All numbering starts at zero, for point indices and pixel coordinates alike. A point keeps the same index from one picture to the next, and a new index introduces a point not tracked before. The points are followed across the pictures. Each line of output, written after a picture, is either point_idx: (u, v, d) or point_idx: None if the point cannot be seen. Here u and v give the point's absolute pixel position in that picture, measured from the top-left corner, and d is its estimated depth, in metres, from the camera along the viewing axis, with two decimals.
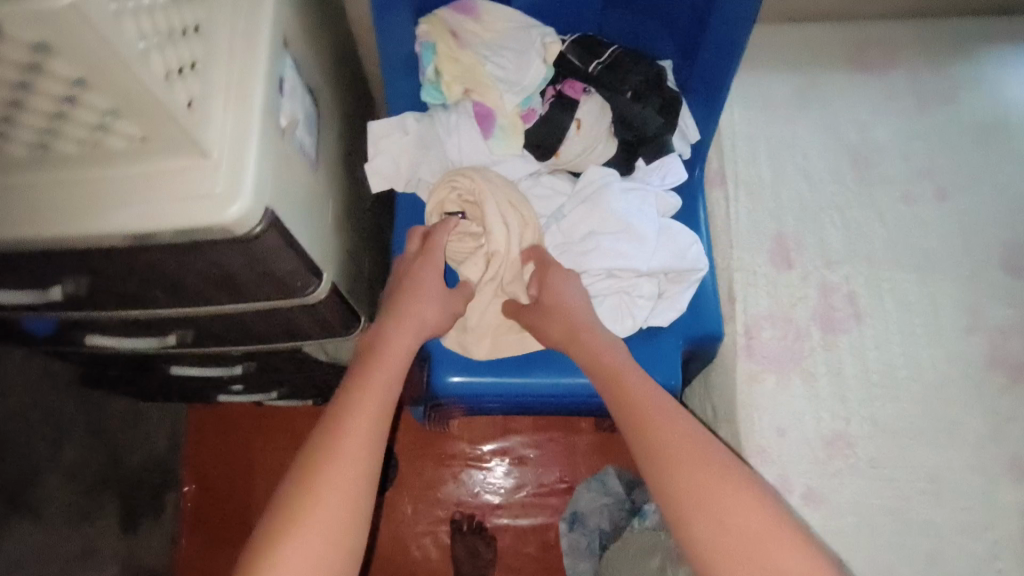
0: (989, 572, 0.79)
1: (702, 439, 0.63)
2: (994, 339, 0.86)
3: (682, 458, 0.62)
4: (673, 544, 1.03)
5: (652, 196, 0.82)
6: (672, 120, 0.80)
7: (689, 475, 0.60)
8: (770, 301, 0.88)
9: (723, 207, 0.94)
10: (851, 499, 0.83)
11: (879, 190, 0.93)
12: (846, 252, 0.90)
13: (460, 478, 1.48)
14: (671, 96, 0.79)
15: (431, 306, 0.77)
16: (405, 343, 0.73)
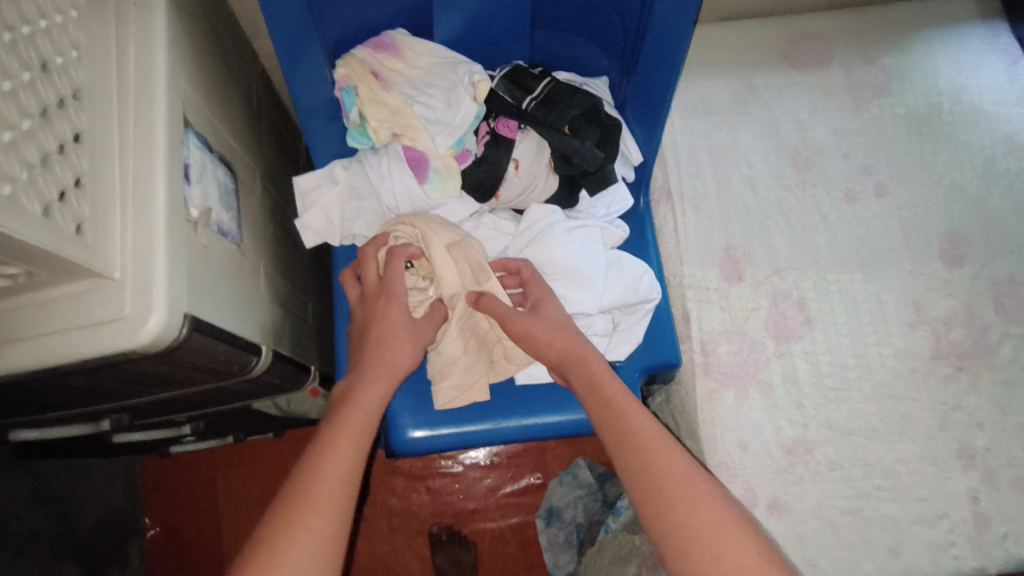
0: (946, 560, 0.80)
1: (691, 470, 0.61)
2: (939, 331, 0.88)
3: (664, 486, 0.59)
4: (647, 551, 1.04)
5: (598, 231, 0.80)
6: (612, 149, 0.78)
7: (689, 512, 0.57)
8: (724, 315, 0.87)
9: (672, 223, 0.92)
10: (814, 504, 0.82)
11: (820, 190, 0.94)
12: (793, 258, 0.90)
13: (434, 488, 1.45)
14: (609, 125, 0.77)
15: (404, 347, 0.73)
16: (377, 394, 0.69)
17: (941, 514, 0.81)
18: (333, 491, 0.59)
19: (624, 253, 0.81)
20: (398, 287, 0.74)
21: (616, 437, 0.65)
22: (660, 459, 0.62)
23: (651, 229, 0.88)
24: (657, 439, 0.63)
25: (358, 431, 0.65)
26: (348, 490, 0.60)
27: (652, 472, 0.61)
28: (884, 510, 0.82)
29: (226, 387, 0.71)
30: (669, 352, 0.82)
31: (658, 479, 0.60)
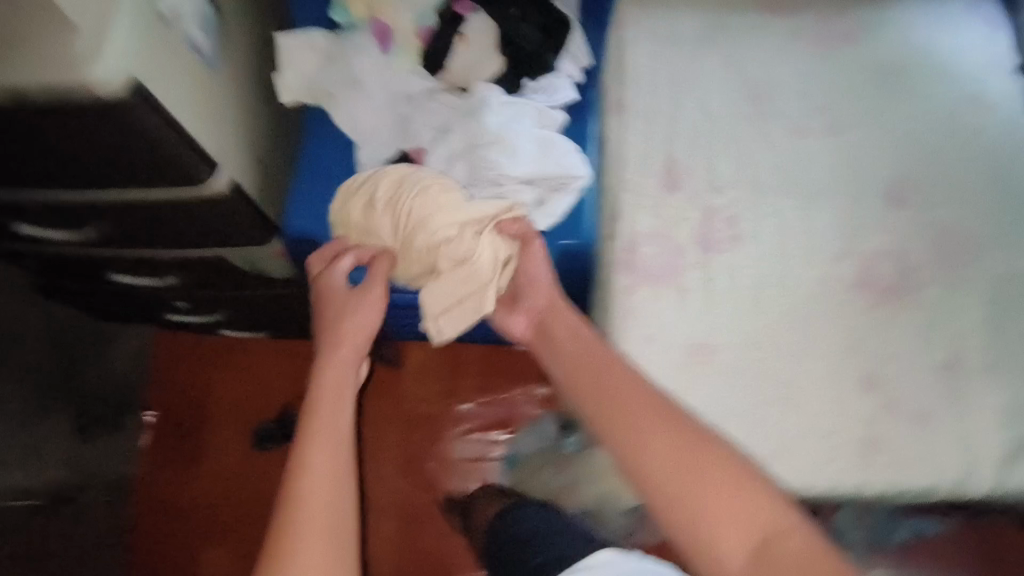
0: (824, 473, 0.82)
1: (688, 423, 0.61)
2: (867, 265, 0.89)
3: (650, 453, 0.59)
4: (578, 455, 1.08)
5: (534, 110, 0.85)
6: (552, 42, 0.88)
7: (684, 472, 0.57)
8: (652, 220, 0.92)
9: (619, 132, 0.97)
10: (704, 401, 0.85)
11: (772, 123, 0.96)
12: (732, 179, 0.93)
13: (400, 420, 1.35)
14: (553, 21, 0.88)
15: (375, 294, 0.73)
16: (359, 333, 0.70)
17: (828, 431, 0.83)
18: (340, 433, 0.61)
19: (556, 133, 0.86)
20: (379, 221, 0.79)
21: (609, 406, 0.63)
22: (658, 427, 0.60)
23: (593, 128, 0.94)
24: (659, 404, 0.62)
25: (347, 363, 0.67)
26: (345, 429, 0.62)
27: (630, 420, 0.61)
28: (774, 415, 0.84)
29: (183, 199, 0.77)
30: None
31: (658, 447, 0.59)
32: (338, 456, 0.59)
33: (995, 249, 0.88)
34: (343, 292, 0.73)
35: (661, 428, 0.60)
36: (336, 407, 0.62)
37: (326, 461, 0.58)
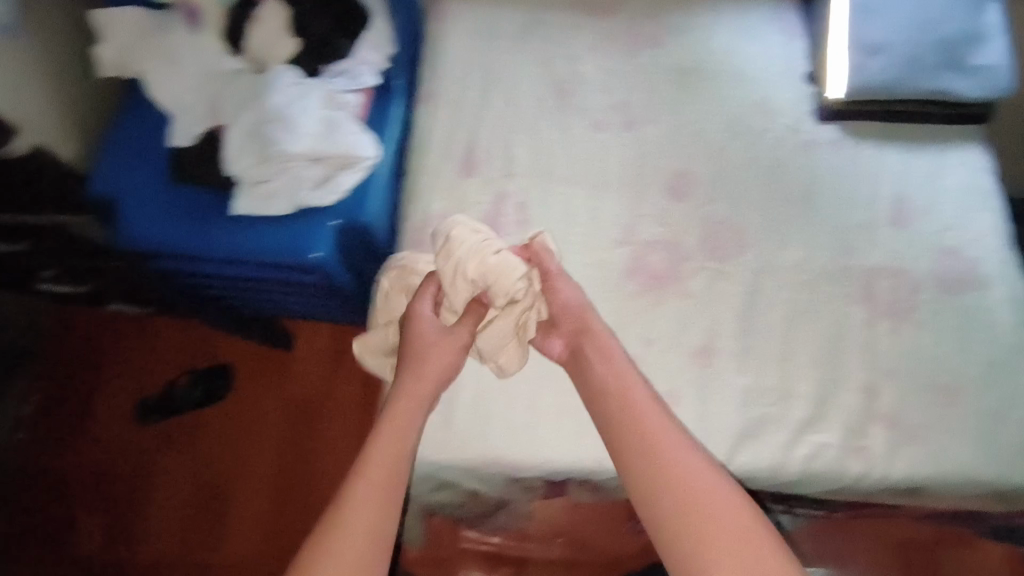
0: (578, 446, 0.86)
1: (695, 459, 0.64)
2: (639, 252, 0.95)
3: (659, 464, 0.64)
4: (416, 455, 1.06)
5: (319, 93, 0.91)
6: (346, 28, 0.96)
7: (662, 502, 0.61)
8: (444, 203, 0.98)
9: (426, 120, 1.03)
10: (474, 372, 0.89)
11: (573, 117, 1.02)
12: (527, 166, 0.99)
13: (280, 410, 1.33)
14: (346, 10, 0.96)
15: (444, 355, 0.77)
16: (443, 355, 0.77)
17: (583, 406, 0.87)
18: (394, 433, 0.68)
19: (342, 112, 0.91)
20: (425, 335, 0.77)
21: (625, 426, 0.68)
22: (670, 476, 0.63)
23: (395, 115, 1.00)
24: (664, 427, 0.67)
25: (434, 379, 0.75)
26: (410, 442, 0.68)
27: (664, 440, 0.65)
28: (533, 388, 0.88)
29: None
30: (366, 204, 0.92)
31: (658, 473, 0.63)
32: (387, 461, 0.65)
33: (759, 244, 0.96)
34: (432, 334, 0.78)
35: (697, 483, 0.62)
36: (393, 450, 0.66)
37: (380, 480, 0.63)
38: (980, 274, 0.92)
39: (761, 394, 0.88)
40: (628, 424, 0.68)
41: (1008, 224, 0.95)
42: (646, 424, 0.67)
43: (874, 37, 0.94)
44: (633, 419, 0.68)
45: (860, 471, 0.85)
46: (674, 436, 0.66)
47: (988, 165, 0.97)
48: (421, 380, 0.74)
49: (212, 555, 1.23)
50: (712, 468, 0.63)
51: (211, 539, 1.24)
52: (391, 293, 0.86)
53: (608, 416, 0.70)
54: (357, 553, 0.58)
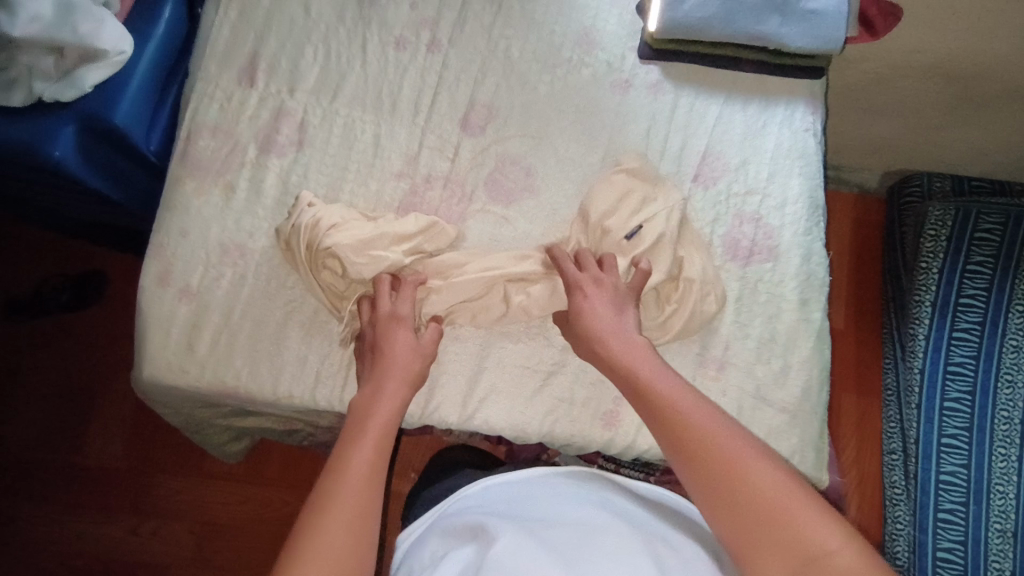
0: (314, 382, 0.82)
1: (715, 420, 0.58)
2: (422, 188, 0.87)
3: (684, 429, 0.58)
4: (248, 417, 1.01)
5: None
6: None
7: (704, 463, 0.55)
8: (218, 113, 0.90)
9: (212, 21, 0.94)
10: (221, 301, 0.84)
11: (372, 31, 0.93)
12: (312, 82, 0.91)
13: None
14: None
15: (406, 357, 0.74)
16: (415, 359, 0.75)
17: (335, 348, 0.83)
18: (380, 427, 0.66)
19: None
20: (400, 313, 0.77)
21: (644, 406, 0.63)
22: (705, 441, 0.57)
23: (171, 12, 0.92)
24: (679, 396, 0.62)
25: (397, 373, 0.72)
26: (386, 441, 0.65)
27: (665, 408, 0.61)
28: (281, 320, 0.84)
29: None
30: (119, 106, 0.84)
31: (690, 442, 0.57)
32: (374, 454, 0.63)
33: (551, 189, 0.88)
34: (404, 341, 0.75)
35: (717, 443, 0.56)
36: (373, 445, 0.64)
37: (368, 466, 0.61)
38: (773, 245, 0.86)
39: (520, 350, 0.83)
40: (657, 400, 0.62)
41: (816, 193, 0.88)
42: (673, 399, 0.61)
43: None
44: (666, 406, 0.61)
45: (605, 437, 0.81)
46: (706, 409, 0.60)
47: (816, 127, 0.91)
48: (395, 382, 0.71)
49: (79, 458, 1.24)
50: (768, 458, 0.55)
51: (77, 441, 1.25)
52: (351, 250, 0.80)
53: (627, 376, 0.67)
54: (348, 531, 0.55)
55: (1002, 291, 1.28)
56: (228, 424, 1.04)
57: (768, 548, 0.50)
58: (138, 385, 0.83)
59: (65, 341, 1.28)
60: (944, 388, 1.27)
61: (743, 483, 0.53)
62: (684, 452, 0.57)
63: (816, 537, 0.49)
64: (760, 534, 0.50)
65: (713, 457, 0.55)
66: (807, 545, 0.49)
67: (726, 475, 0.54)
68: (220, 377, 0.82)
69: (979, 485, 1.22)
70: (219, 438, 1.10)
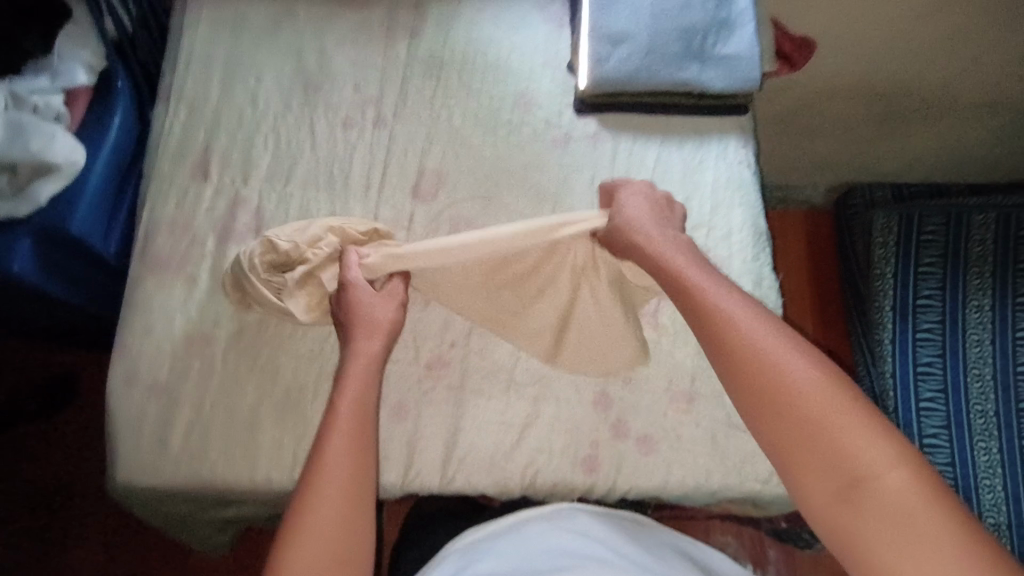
0: (290, 464, 0.82)
1: (757, 320, 0.54)
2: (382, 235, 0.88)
3: (724, 329, 0.55)
4: (228, 507, 0.99)
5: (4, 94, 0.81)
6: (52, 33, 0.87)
7: (744, 366, 0.52)
8: (174, 209, 0.92)
9: (162, 120, 0.97)
10: (191, 393, 0.84)
11: (318, 113, 0.97)
12: (265, 170, 0.94)
13: None
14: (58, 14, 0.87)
15: (381, 308, 0.76)
16: (389, 307, 0.77)
17: (310, 427, 0.83)
18: (356, 408, 0.64)
19: (33, 117, 0.82)
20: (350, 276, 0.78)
21: (684, 303, 0.60)
22: (745, 343, 0.53)
23: (122, 119, 0.95)
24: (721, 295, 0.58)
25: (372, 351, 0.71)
26: (371, 428, 0.63)
27: (706, 304, 0.58)
28: (253, 405, 0.84)
29: None
30: (75, 214, 0.85)
31: (727, 345, 0.54)
32: (355, 445, 0.61)
33: None
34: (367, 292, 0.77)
35: (756, 347, 0.52)
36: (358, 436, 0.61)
37: (347, 441, 0.61)
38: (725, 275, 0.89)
39: (494, 406, 0.84)
40: (693, 301, 0.59)
41: (758, 221, 0.93)
42: (712, 298, 0.58)
43: (595, 34, 0.93)
44: (706, 303, 0.58)
45: (587, 483, 0.82)
46: (748, 307, 0.56)
47: (749, 159, 0.96)
48: (373, 338, 0.72)
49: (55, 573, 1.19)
50: (813, 357, 0.51)
51: (53, 552, 1.20)
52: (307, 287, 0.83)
53: (669, 280, 0.64)
54: (332, 522, 0.55)
55: (955, 288, 1.33)
56: (211, 516, 1.01)
57: (812, 464, 0.47)
58: (112, 488, 0.82)
59: (34, 450, 1.25)
60: (918, 389, 1.29)
61: (784, 399, 0.49)
62: (721, 356, 0.54)
63: (863, 454, 0.45)
64: (809, 455, 0.47)
65: (751, 363, 0.52)
66: (853, 466, 0.45)
67: (770, 394, 0.50)
68: (196, 471, 0.81)
69: (967, 482, 1.23)
70: (203, 532, 1.06)
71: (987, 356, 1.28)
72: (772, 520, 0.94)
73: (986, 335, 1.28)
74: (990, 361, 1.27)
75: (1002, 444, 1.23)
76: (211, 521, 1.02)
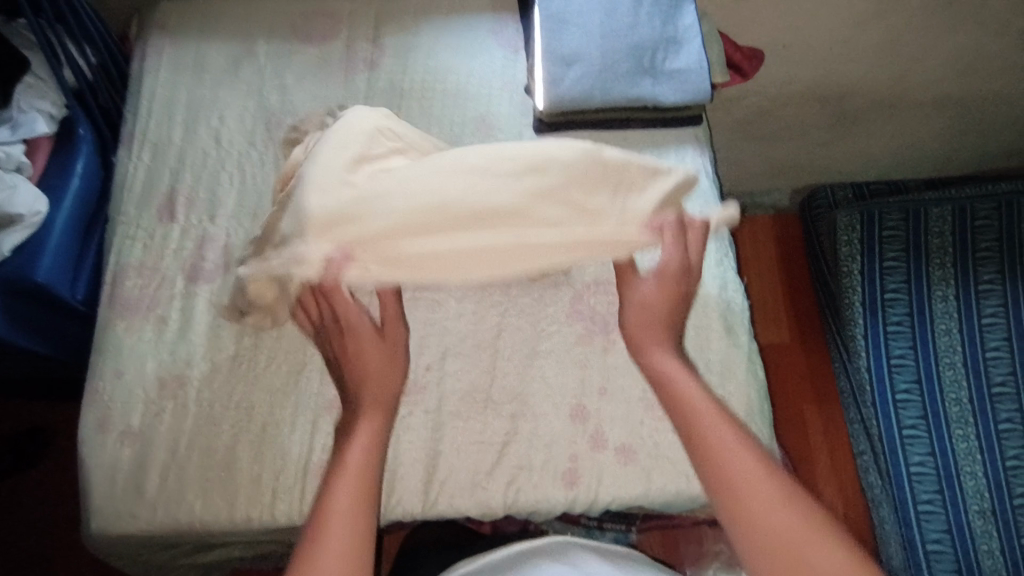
0: (270, 500, 0.81)
1: (740, 444, 0.62)
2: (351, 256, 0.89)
3: (715, 449, 0.62)
4: (214, 549, 0.98)
5: None
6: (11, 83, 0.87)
7: (732, 490, 0.59)
8: (141, 251, 0.92)
9: (125, 164, 0.98)
10: (166, 435, 0.83)
11: (282, 148, 0.98)
12: (231, 207, 0.95)
13: None
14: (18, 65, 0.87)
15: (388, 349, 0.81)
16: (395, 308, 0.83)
17: (288, 462, 0.83)
18: (368, 440, 0.69)
19: None
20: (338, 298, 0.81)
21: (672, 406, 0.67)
22: (729, 470, 0.60)
23: (84, 165, 0.95)
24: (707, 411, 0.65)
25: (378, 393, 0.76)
26: (379, 461, 0.68)
27: (694, 419, 0.65)
28: (230, 443, 0.83)
29: None
30: (40, 263, 0.85)
31: (715, 470, 0.61)
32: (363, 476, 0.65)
33: None
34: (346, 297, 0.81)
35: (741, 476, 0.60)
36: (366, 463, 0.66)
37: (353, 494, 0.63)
38: (691, 281, 0.91)
39: (472, 426, 0.85)
40: (682, 409, 0.66)
41: (720, 227, 0.95)
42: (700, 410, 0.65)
43: (546, 57, 0.96)
44: (694, 417, 0.65)
45: (569, 497, 0.82)
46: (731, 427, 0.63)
47: (706, 167, 0.99)
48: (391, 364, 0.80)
49: None
50: (785, 490, 0.59)
51: None
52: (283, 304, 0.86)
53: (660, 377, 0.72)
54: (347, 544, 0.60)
55: (920, 280, 1.36)
56: (195, 560, 1.00)
57: None
58: (89, 539, 0.80)
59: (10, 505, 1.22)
60: (893, 381, 1.32)
61: (767, 535, 0.57)
62: (711, 480, 0.61)
63: None
64: None
65: (737, 495, 0.59)
66: None
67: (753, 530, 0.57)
68: (174, 515, 0.80)
69: (949, 470, 1.25)
70: None
71: (956, 345, 1.31)
72: None
73: (954, 324, 1.32)
74: (959, 350, 1.30)
75: (978, 430, 1.25)
76: (196, 565, 1.01)
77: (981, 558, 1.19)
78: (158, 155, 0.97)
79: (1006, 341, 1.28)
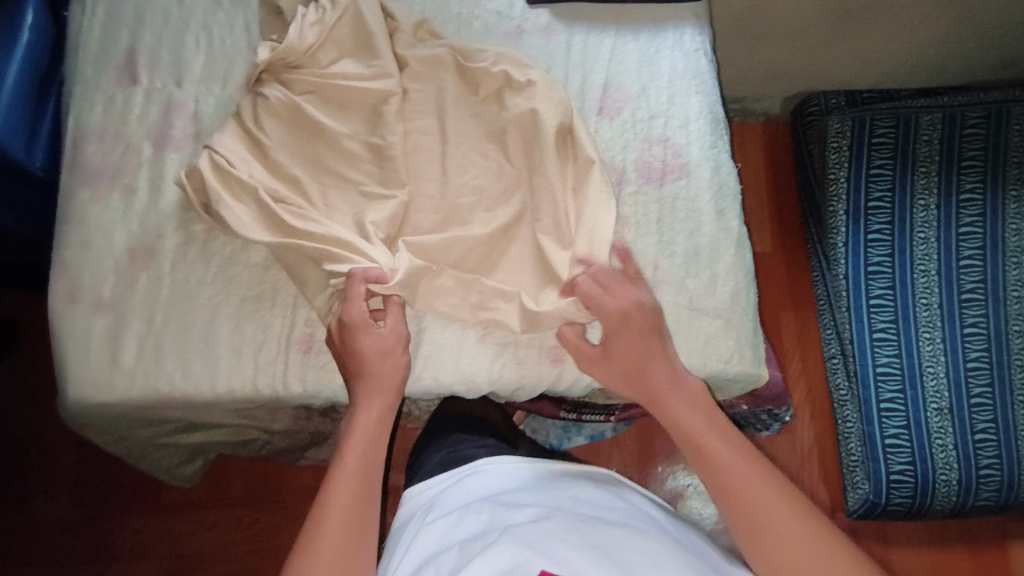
0: (250, 374, 0.80)
1: (750, 467, 0.65)
2: (329, 129, 0.85)
3: (734, 478, 0.64)
4: (197, 432, 0.99)
5: None
6: None
7: (745, 499, 0.62)
8: (102, 115, 0.86)
9: (78, 21, 0.90)
10: (140, 306, 0.81)
11: (252, 12, 0.92)
12: (199, 72, 0.89)
13: None
14: None
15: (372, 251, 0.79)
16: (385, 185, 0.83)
17: (269, 335, 0.81)
18: (372, 429, 0.71)
19: None
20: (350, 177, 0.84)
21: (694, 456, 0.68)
22: (740, 492, 0.63)
23: (33, 18, 0.87)
24: (730, 443, 0.67)
25: (390, 365, 0.74)
26: (377, 454, 0.69)
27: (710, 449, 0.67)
28: (207, 317, 0.81)
29: None
30: None
31: (730, 482, 0.64)
32: (361, 474, 0.67)
33: (456, 140, 0.88)
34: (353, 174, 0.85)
35: (751, 495, 0.62)
36: (363, 461, 0.68)
37: (361, 464, 0.67)
38: (683, 163, 0.89)
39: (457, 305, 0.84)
40: (702, 448, 0.67)
41: (715, 109, 0.92)
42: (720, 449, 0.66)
43: None
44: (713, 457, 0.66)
45: (554, 373, 0.82)
46: (745, 457, 0.65)
47: (704, 46, 0.94)
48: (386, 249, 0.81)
49: (27, 515, 1.19)
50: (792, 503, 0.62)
51: (24, 496, 1.20)
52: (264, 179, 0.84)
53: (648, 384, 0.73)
54: (346, 539, 0.61)
55: (904, 189, 1.34)
56: (178, 443, 1.01)
57: None
58: (65, 409, 0.79)
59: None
60: (868, 287, 1.32)
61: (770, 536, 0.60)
62: (723, 493, 0.64)
63: None
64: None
65: (744, 503, 0.62)
66: None
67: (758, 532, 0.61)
68: (152, 385, 0.78)
69: (913, 370, 1.28)
70: (172, 460, 1.06)
71: (932, 253, 1.31)
72: (733, 405, 0.97)
73: (932, 233, 1.31)
74: (935, 257, 1.30)
75: (946, 334, 1.27)
76: (179, 448, 1.02)
77: (934, 452, 1.25)
78: (115, 13, 0.90)
79: (981, 250, 1.29)
